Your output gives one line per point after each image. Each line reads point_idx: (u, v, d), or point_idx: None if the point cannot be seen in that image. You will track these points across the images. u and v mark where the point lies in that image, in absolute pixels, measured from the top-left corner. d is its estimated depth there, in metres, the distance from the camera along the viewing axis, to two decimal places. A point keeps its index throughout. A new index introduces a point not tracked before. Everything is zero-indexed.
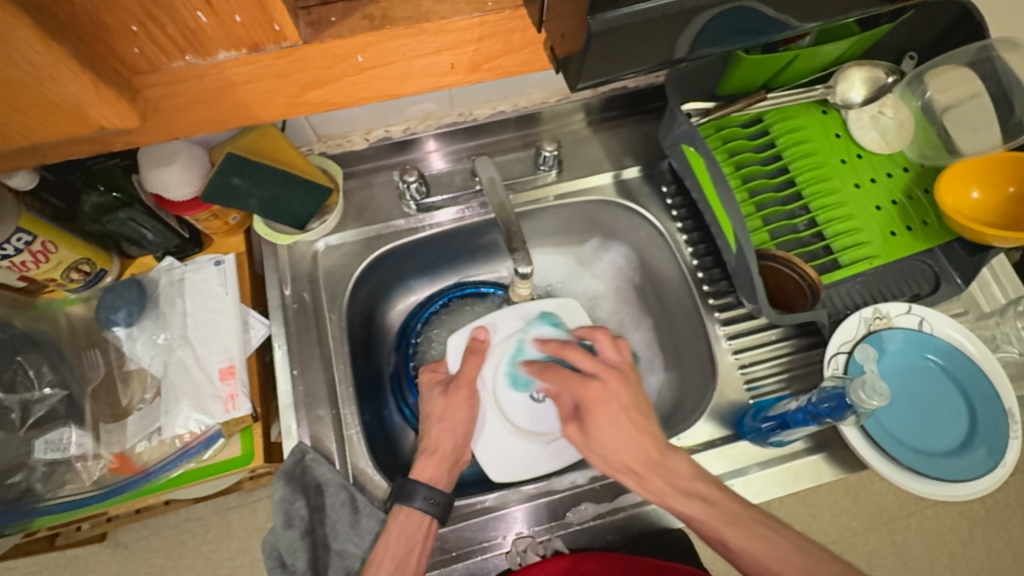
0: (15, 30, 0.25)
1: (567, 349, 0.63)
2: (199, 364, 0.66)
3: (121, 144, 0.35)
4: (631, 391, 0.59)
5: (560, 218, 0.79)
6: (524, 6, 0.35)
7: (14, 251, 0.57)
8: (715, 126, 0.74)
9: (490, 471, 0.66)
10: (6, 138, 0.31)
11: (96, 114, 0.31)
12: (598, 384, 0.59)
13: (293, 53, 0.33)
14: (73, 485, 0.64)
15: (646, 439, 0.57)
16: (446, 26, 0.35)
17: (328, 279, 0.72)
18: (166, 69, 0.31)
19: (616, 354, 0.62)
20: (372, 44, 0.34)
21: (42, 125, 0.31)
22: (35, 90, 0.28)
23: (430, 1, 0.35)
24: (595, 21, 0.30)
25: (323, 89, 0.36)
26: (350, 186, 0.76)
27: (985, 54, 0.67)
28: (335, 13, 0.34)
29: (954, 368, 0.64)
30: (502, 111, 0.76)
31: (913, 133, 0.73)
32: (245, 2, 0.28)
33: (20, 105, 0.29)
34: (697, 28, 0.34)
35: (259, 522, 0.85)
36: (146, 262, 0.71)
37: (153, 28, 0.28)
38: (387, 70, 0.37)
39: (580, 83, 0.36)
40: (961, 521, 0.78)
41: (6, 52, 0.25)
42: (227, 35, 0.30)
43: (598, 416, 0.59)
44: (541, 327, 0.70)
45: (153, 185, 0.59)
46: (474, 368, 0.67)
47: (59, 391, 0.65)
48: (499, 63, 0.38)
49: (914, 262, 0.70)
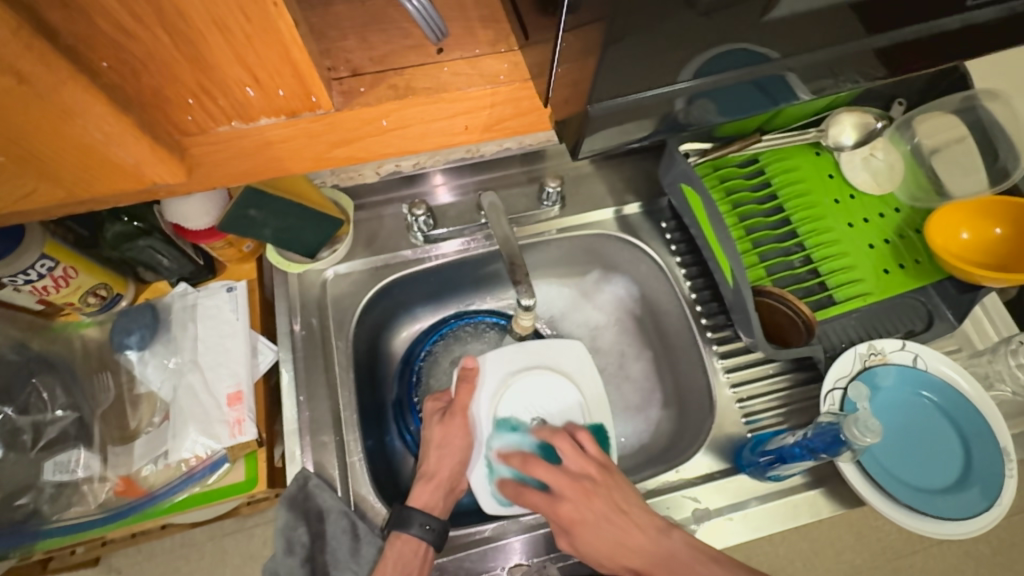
0: (92, 106, 0.28)
1: (529, 464, 0.64)
2: (207, 389, 0.67)
3: (166, 196, 0.38)
4: (605, 496, 0.61)
5: (562, 249, 0.82)
6: (532, 79, 0.38)
7: (37, 277, 0.59)
8: (712, 165, 0.77)
9: (485, 504, 0.66)
10: (67, 195, 0.35)
11: (150, 172, 0.34)
12: (569, 505, 0.61)
13: (326, 119, 0.36)
14: (79, 508, 0.65)
15: (635, 534, 0.60)
16: (462, 96, 0.38)
17: (336, 307, 0.74)
18: (213, 132, 0.34)
19: (578, 461, 0.63)
20: (396, 110, 0.37)
21: (100, 183, 0.34)
22: (101, 153, 0.32)
23: (448, 73, 0.38)
24: (593, 108, 0.35)
25: (351, 146, 0.39)
26: (360, 217, 0.78)
27: (970, 103, 0.73)
28: (364, 84, 0.37)
29: (948, 405, 0.65)
30: (508, 147, 0.79)
31: (904, 175, 0.75)
32: (289, 80, 0.31)
33: (88, 168, 0.33)
34: (699, 98, 0.38)
35: (255, 549, 0.84)
36: (160, 287, 0.74)
37: (207, 100, 0.32)
38: (408, 131, 0.39)
39: (581, 149, 0.39)
40: (967, 561, 0.77)
41: (84, 124, 0.29)
42: (270, 105, 0.33)
43: (581, 529, 0.60)
44: (502, 438, 0.68)
45: (173, 215, 0.62)
46: (468, 396, 0.68)
47: (71, 414, 0.66)
48: (509, 125, 0.41)
49: (908, 299, 0.71)
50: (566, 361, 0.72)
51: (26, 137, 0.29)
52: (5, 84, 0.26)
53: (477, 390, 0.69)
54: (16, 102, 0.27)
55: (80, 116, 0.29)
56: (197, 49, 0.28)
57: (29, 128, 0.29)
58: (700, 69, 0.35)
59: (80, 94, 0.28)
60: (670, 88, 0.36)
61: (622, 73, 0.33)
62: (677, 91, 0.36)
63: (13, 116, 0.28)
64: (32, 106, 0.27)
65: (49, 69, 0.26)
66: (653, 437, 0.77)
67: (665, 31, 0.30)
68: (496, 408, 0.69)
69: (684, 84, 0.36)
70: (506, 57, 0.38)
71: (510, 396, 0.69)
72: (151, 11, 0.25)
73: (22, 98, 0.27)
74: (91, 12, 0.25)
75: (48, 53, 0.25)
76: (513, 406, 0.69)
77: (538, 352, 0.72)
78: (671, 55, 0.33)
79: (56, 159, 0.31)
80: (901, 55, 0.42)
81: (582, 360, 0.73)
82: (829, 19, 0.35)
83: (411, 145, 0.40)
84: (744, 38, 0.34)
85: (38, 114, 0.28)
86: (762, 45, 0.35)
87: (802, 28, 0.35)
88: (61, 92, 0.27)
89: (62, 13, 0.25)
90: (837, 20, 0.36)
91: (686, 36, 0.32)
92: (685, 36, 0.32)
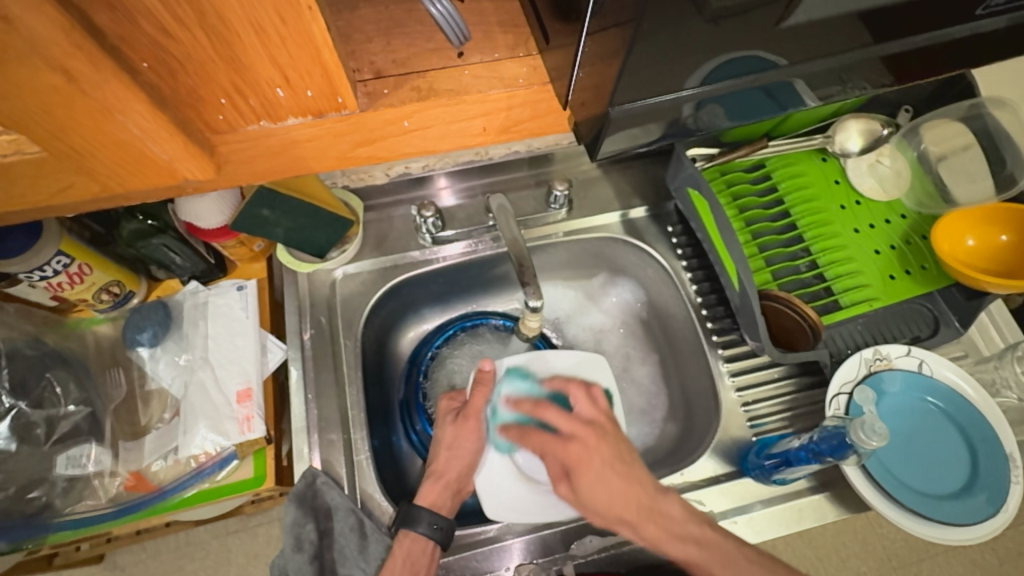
0: (132, 103, 0.29)
1: (542, 407, 0.64)
2: (218, 385, 0.68)
3: (193, 193, 0.39)
4: (612, 444, 0.60)
5: (570, 252, 0.82)
6: (550, 82, 0.39)
7: (52, 273, 0.60)
8: (719, 170, 0.78)
9: (487, 508, 0.65)
10: (103, 189, 0.35)
11: (182, 168, 0.35)
12: (577, 445, 0.60)
13: (351, 119, 0.37)
14: (90, 502, 0.66)
15: (634, 488, 0.58)
16: (482, 98, 0.38)
17: (345, 306, 0.75)
18: (242, 130, 0.35)
19: (591, 409, 0.63)
20: (416, 112, 0.38)
21: (135, 179, 0.35)
22: (137, 150, 0.33)
23: (469, 75, 0.38)
24: (614, 110, 0.36)
25: (373, 147, 0.40)
26: (369, 219, 0.79)
27: (977, 110, 0.74)
28: (387, 86, 0.38)
29: (954, 411, 0.66)
30: (516, 151, 0.80)
31: (911, 182, 0.76)
32: (318, 80, 0.32)
33: (123, 163, 0.33)
34: (708, 104, 0.39)
35: (259, 548, 0.85)
36: (171, 285, 0.75)
37: (238, 99, 0.32)
38: (427, 133, 0.40)
39: (599, 151, 0.40)
40: (972, 568, 0.77)
41: (122, 120, 0.30)
42: (298, 105, 0.34)
43: (584, 474, 0.59)
44: (511, 385, 0.69)
45: (186, 214, 0.63)
46: (482, 400, 0.67)
47: (83, 408, 0.66)
48: (526, 127, 0.42)
49: (913, 305, 0.72)
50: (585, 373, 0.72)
51: (66, 132, 0.30)
52: (54, 81, 0.27)
53: (490, 394, 0.68)
54: (60, 99, 0.28)
55: (120, 114, 0.30)
56: (233, 50, 0.29)
57: (71, 123, 0.30)
58: (708, 77, 0.36)
59: (122, 93, 0.28)
60: (679, 94, 0.36)
61: (639, 79, 0.34)
62: (684, 98, 0.37)
63: (57, 112, 0.29)
64: (77, 103, 0.28)
65: (94, 68, 0.27)
66: (658, 441, 0.78)
67: (680, 39, 0.31)
68: (508, 416, 0.67)
69: (690, 91, 0.37)
70: (525, 61, 0.39)
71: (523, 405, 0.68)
72: (192, 13, 0.26)
73: (66, 94, 0.28)
74: (136, 13, 0.26)
75: (95, 53, 0.26)
76: None
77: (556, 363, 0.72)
78: (687, 60, 0.33)
79: (93, 154, 0.32)
80: (910, 64, 0.43)
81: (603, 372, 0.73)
82: (840, 26, 0.36)
83: (430, 145, 0.41)
84: (757, 45, 0.35)
85: (80, 111, 0.29)
86: (774, 52, 0.36)
87: (816, 34, 0.36)
88: (104, 91, 0.28)
89: (110, 15, 0.26)
90: (846, 29, 0.37)
91: (702, 41, 0.32)
92: (701, 42, 0.32)
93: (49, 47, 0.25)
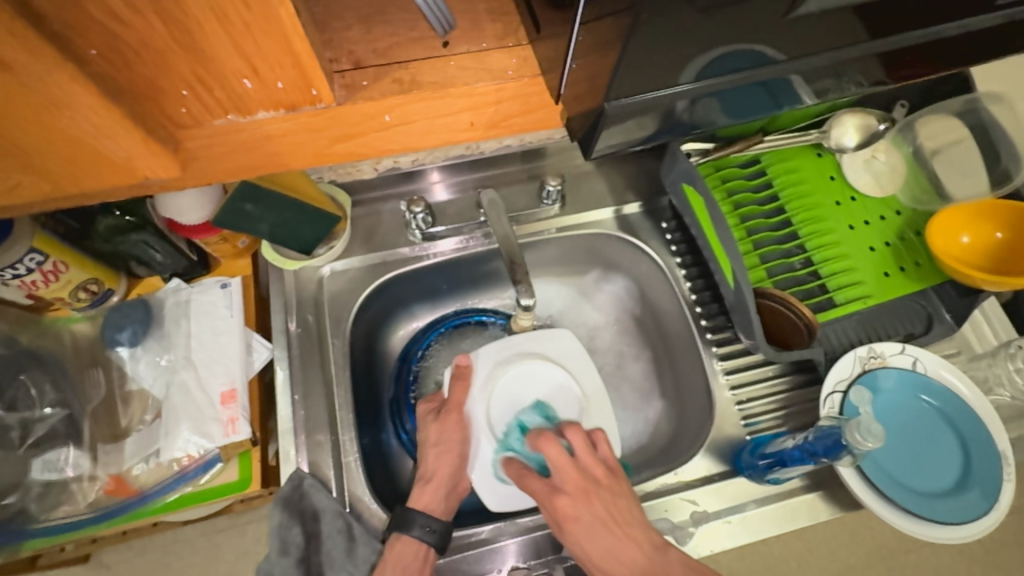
0: (80, 96, 0.27)
1: (544, 442, 0.61)
2: (201, 386, 0.66)
3: (161, 192, 0.37)
4: (606, 501, 0.59)
5: (562, 248, 0.81)
6: (542, 75, 0.37)
7: (26, 271, 0.57)
8: (714, 165, 0.77)
9: (490, 502, 0.65)
10: (61, 189, 0.34)
11: (143, 165, 0.33)
12: (567, 500, 0.59)
13: (326, 113, 0.35)
14: (68, 507, 0.63)
15: (633, 548, 0.57)
16: (469, 91, 0.37)
17: (332, 304, 0.73)
18: (208, 125, 0.33)
19: (590, 455, 0.61)
20: (398, 106, 0.36)
21: (94, 178, 0.33)
22: (91, 145, 0.31)
23: (455, 67, 0.37)
24: (610, 105, 0.34)
25: (353, 142, 0.38)
26: (358, 214, 0.77)
27: (972, 105, 0.74)
28: (367, 77, 0.36)
29: (948, 409, 0.65)
30: (508, 145, 0.78)
31: (906, 177, 0.75)
32: (290, 71, 0.30)
33: (78, 160, 0.32)
34: (705, 100, 0.37)
35: (248, 546, 0.83)
36: (152, 283, 0.72)
37: (202, 91, 0.31)
38: (411, 128, 0.38)
39: (594, 149, 0.38)
40: (960, 560, 0.77)
41: (70, 115, 0.28)
42: (267, 97, 0.32)
43: (574, 527, 0.58)
44: (532, 418, 0.68)
45: (166, 210, 0.61)
46: (463, 393, 0.68)
47: (60, 411, 0.65)
48: (515, 122, 0.40)
49: (908, 303, 0.71)
50: (553, 348, 0.72)
51: (9, 127, 0.28)
52: None
53: (472, 387, 0.69)
54: (1, 91, 0.26)
55: (68, 107, 0.28)
56: (192, 37, 0.27)
57: (15, 118, 0.28)
58: (702, 72, 0.35)
59: (68, 84, 0.27)
60: (673, 89, 0.35)
61: (630, 69, 0.32)
62: (677, 95, 0.36)
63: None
64: (19, 96, 0.26)
65: (33, 56, 0.25)
66: (651, 438, 0.77)
67: (675, 27, 0.30)
68: (489, 406, 0.68)
69: (686, 86, 0.35)
70: (514, 52, 0.38)
71: (498, 391, 0.69)
72: None
73: (5, 86, 0.26)
74: None
75: (33, 40, 0.24)
76: (505, 401, 0.68)
77: (525, 343, 0.72)
78: (679, 53, 0.32)
79: (44, 151, 0.30)
80: (909, 59, 0.42)
81: (569, 345, 0.72)
82: (838, 23, 0.35)
83: (414, 143, 0.39)
84: (753, 36, 0.33)
85: (24, 104, 0.27)
86: (771, 45, 0.35)
87: (817, 27, 0.35)
88: (47, 80, 0.26)
89: None
90: (846, 24, 0.35)
91: (695, 31, 0.31)
92: (695, 33, 0.31)
93: None
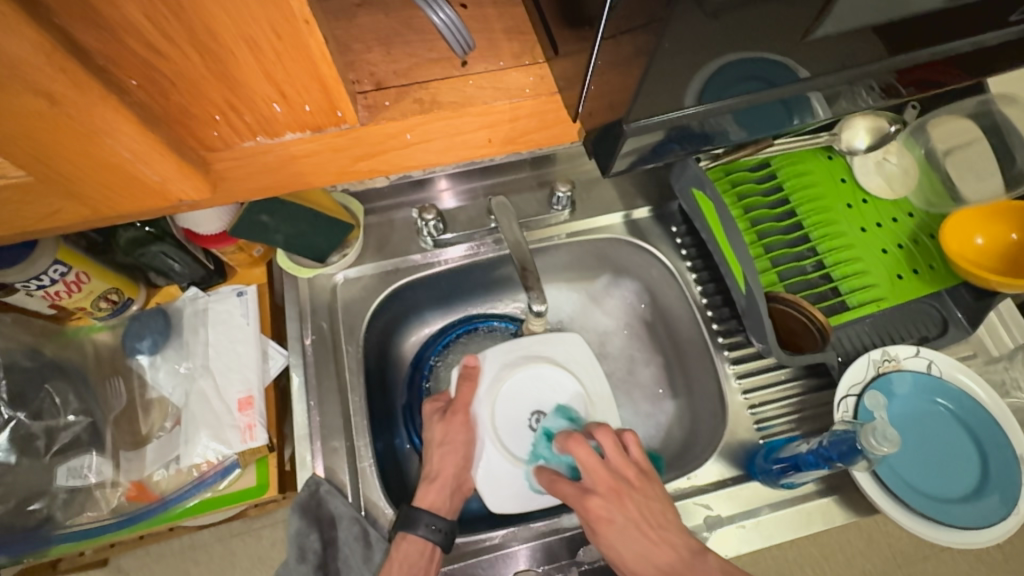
0: (120, 125, 0.28)
1: (574, 443, 0.62)
2: (218, 394, 0.67)
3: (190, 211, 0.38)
4: (638, 503, 0.60)
5: (572, 254, 0.81)
6: (558, 92, 0.38)
7: (50, 282, 0.59)
8: (723, 169, 0.78)
9: (490, 502, 0.66)
10: (96, 211, 0.35)
11: (176, 188, 0.34)
12: (599, 501, 0.60)
13: (351, 133, 0.36)
14: (92, 513, 0.65)
15: (663, 550, 0.58)
16: (486, 109, 0.38)
17: (346, 311, 0.74)
18: (237, 147, 0.34)
19: (620, 456, 0.62)
20: (418, 125, 0.37)
21: (129, 201, 0.34)
22: (128, 172, 0.32)
23: (473, 86, 0.38)
24: (628, 126, 0.35)
25: (375, 160, 0.39)
26: (370, 222, 0.78)
27: (985, 107, 0.74)
28: (388, 97, 0.37)
29: (965, 413, 0.65)
30: (517, 153, 0.79)
31: (919, 180, 0.75)
32: (316, 94, 0.31)
33: (114, 185, 0.33)
34: (720, 116, 0.38)
35: (263, 550, 0.84)
36: (171, 292, 0.74)
37: (232, 116, 0.32)
38: (430, 145, 0.39)
39: (613, 167, 0.39)
40: (978, 566, 0.77)
41: (110, 143, 0.29)
42: (295, 120, 0.33)
43: (608, 529, 0.59)
44: (557, 422, 0.69)
45: (183, 221, 0.62)
46: (470, 393, 0.69)
47: (83, 419, 0.66)
48: (532, 138, 0.41)
49: (921, 305, 0.71)
50: (558, 350, 0.72)
51: (51, 156, 0.29)
52: (35, 105, 0.26)
53: (477, 387, 0.70)
54: (45, 123, 0.27)
55: (107, 136, 0.29)
56: (226, 66, 0.28)
57: (56, 146, 0.29)
58: (703, 94, 0.35)
59: (108, 114, 0.28)
60: (679, 113, 0.36)
61: (648, 86, 0.32)
62: (686, 117, 0.36)
63: (42, 138, 0.28)
64: (64, 128, 0.28)
65: (77, 90, 0.26)
66: (664, 442, 0.77)
67: (694, 42, 0.30)
68: (495, 408, 0.69)
69: (690, 110, 0.36)
70: (531, 70, 0.38)
71: (505, 393, 0.70)
72: (180, 30, 0.25)
73: (51, 118, 0.27)
74: (123, 33, 0.25)
75: (79, 74, 0.25)
76: (511, 404, 0.69)
77: (533, 345, 0.72)
78: (696, 70, 0.33)
79: (83, 177, 0.31)
80: (924, 73, 0.42)
81: (578, 350, 0.72)
82: (856, 40, 0.35)
83: (433, 158, 0.40)
84: (770, 53, 0.34)
85: (66, 135, 0.28)
86: (786, 61, 0.35)
87: (833, 44, 0.35)
88: (90, 112, 0.27)
89: (93, 34, 0.25)
90: (861, 41, 0.36)
91: (712, 47, 0.31)
92: (712, 51, 0.31)
93: (31, 71, 0.24)
